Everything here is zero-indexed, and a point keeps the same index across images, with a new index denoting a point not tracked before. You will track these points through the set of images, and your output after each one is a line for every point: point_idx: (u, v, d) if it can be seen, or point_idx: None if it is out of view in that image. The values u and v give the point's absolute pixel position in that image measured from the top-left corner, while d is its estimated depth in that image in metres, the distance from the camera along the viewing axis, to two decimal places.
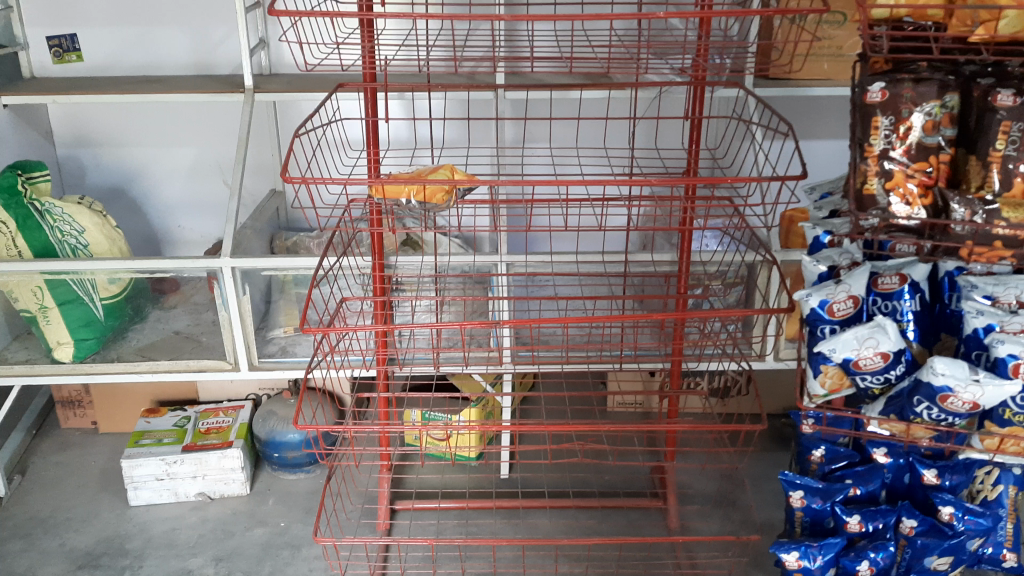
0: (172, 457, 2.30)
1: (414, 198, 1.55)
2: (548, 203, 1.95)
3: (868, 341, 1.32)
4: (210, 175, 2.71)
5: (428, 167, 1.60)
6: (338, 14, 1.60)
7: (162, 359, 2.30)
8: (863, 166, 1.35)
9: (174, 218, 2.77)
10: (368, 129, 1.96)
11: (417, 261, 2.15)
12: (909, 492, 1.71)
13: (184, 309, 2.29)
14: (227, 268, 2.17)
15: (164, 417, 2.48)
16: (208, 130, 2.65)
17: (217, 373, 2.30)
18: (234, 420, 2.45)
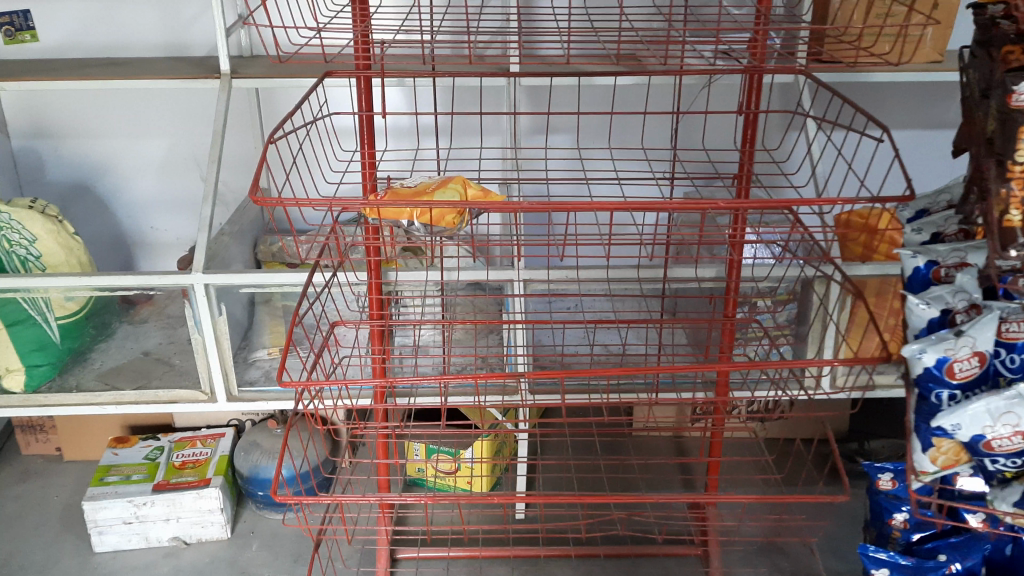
0: (140, 499, 2.02)
1: (418, 221, 1.23)
2: (576, 213, 1.64)
3: (1004, 416, 1.04)
4: (186, 171, 2.40)
5: (434, 182, 1.29)
6: None
7: (127, 388, 1.99)
8: (1002, 190, 1.06)
9: (145, 218, 2.46)
10: (362, 126, 1.64)
11: (420, 277, 1.86)
12: (1015, 567, 1.43)
13: (156, 326, 1.97)
14: (199, 285, 1.86)
15: (133, 449, 2.19)
16: (182, 119, 2.34)
17: (190, 405, 1.99)
18: (213, 452, 2.17)
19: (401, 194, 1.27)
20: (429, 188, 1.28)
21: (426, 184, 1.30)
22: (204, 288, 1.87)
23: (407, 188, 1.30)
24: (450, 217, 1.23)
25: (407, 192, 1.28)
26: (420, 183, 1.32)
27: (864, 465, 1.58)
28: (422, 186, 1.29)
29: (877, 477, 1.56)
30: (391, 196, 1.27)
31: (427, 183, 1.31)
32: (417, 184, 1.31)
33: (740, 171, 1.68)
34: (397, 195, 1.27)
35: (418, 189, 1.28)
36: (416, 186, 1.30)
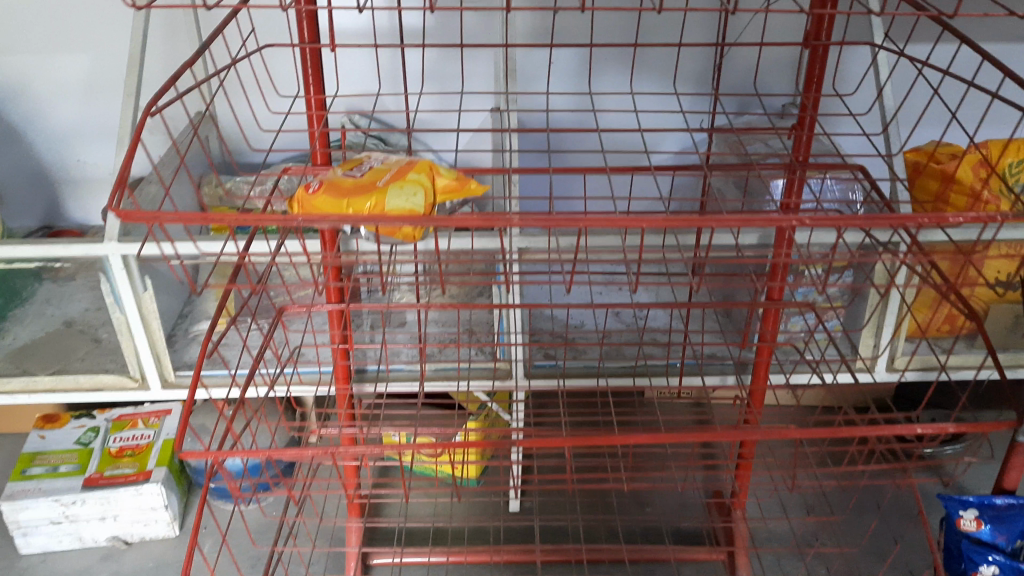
0: (68, 498, 1.72)
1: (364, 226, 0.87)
2: (586, 175, 1.26)
3: None
4: (114, 93, 1.99)
5: (391, 167, 0.92)
6: None
7: (42, 375, 1.65)
8: None
9: (70, 150, 2.06)
10: (307, 62, 1.24)
11: (390, 245, 1.49)
12: None
13: (84, 283, 1.57)
14: (115, 257, 1.49)
15: (63, 431, 1.87)
16: (102, 31, 1.90)
17: (118, 395, 1.65)
18: (156, 435, 1.86)
19: (342, 188, 0.90)
20: (380, 174, 0.91)
21: (377, 169, 0.93)
22: (123, 261, 1.50)
23: (353, 171, 0.93)
24: (408, 214, 0.86)
25: (351, 181, 0.91)
26: (373, 163, 0.95)
27: (942, 498, 1.27)
28: (370, 172, 0.92)
29: (958, 515, 1.25)
30: (328, 191, 0.90)
31: (378, 165, 0.94)
32: (365, 165, 0.94)
33: (802, 122, 1.29)
34: (335, 189, 0.90)
35: (364, 178, 0.91)
36: (367, 169, 0.93)
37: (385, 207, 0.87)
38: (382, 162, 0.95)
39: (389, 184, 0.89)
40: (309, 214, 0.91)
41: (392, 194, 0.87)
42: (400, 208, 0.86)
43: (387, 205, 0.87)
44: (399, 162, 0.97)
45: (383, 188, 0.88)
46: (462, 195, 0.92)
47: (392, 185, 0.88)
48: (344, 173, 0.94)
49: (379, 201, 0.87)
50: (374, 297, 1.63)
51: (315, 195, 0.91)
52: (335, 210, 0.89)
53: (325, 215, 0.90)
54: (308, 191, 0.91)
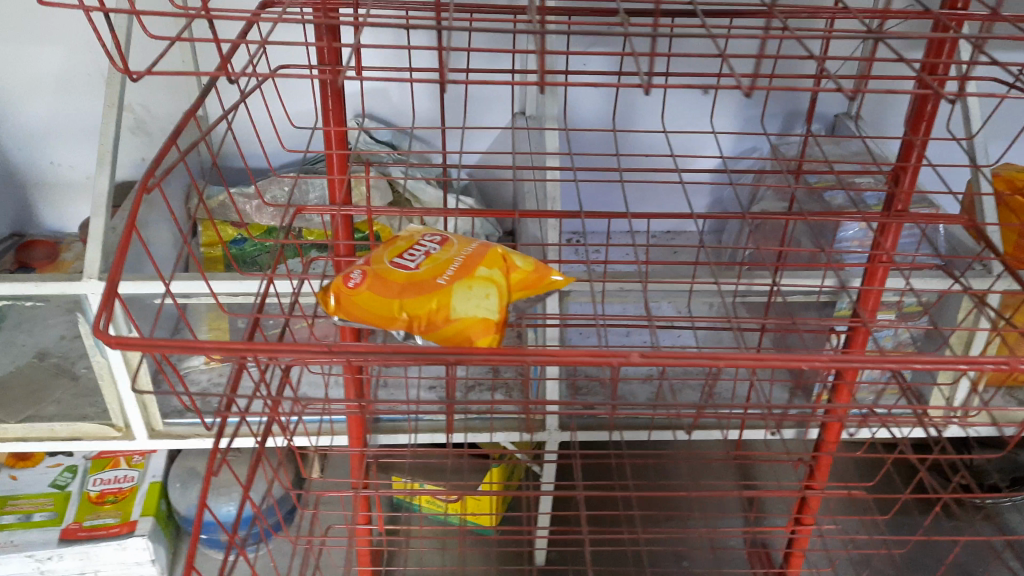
0: (44, 554, 1.53)
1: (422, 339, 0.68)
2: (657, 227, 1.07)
3: None
4: (92, 91, 1.77)
5: (451, 255, 0.73)
6: None
7: (11, 422, 1.45)
8: None
9: (41, 153, 1.84)
10: (329, 90, 1.03)
11: None
12: None
13: (63, 307, 1.33)
14: (97, 297, 1.30)
15: (35, 471, 1.68)
16: (78, 21, 1.68)
17: (99, 443, 1.48)
18: (140, 477, 1.68)
19: (391, 284, 0.71)
20: (440, 263, 0.72)
21: (435, 254, 0.74)
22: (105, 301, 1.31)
23: (403, 254, 0.74)
24: (478, 326, 0.68)
25: (403, 274, 0.72)
26: (426, 242, 0.76)
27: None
28: (427, 260, 0.73)
29: None
30: (374, 287, 0.72)
31: (435, 248, 0.75)
32: (418, 245, 0.75)
33: (902, 167, 1.12)
34: (385, 284, 0.71)
35: (418, 269, 0.72)
36: (422, 254, 0.74)
37: (448, 318, 0.68)
38: (438, 241, 0.76)
39: (454, 281, 0.70)
40: (348, 315, 0.73)
41: (458, 300, 0.69)
42: (469, 321, 0.68)
43: (452, 313, 0.68)
44: (459, 238, 0.78)
45: (446, 288, 0.69)
46: (538, 291, 0.74)
47: (457, 285, 0.70)
48: (393, 254, 0.75)
49: (443, 308, 0.68)
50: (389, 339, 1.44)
51: (356, 290, 0.72)
52: (383, 315, 0.71)
53: (369, 320, 0.72)
54: (348, 285, 0.73)
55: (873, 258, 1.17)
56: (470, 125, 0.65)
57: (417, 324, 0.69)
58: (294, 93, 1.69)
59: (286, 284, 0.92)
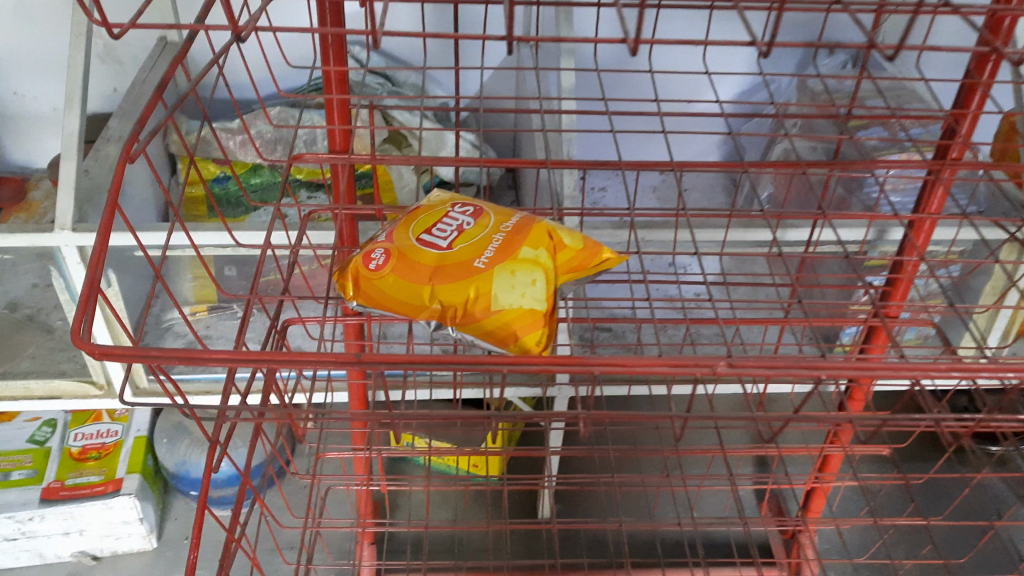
0: (25, 516, 1.45)
1: (458, 333, 0.59)
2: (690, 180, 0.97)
3: None
4: (54, 14, 1.60)
5: (487, 231, 0.63)
6: None
7: None
8: None
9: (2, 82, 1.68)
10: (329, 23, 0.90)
11: None
12: None
13: (32, 261, 1.22)
14: (70, 248, 1.18)
15: (12, 426, 1.59)
16: None
17: (80, 402, 1.38)
18: (124, 432, 1.59)
19: (422, 267, 0.61)
20: (478, 241, 0.62)
21: (470, 228, 0.63)
22: (79, 253, 1.19)
23: (433, 228, 0.64)
24: (526, 319, 0.58)
25: (435, 254, 0.62)
26: (457, 212, 0.66)
27: None
28: (461, 237, 0.63)
29: None
30: (400, 270, 0.62)
31: (469, 220, 0.64)
32: (449, 217, 0.65)
33: (961, 116, 1.02)
34: (414, 267, 0.61)
35: (453, 249, 0.62)
36: (455, 228, 0.64)
37: (492, 310, 0.58)
38: (471, 211, 0.66)
39: (496, 264, 0.60)
40: (371, 300, 0.63)
41: (502, 287, 0.59)
42: (516, 313, 0.58)
43: (496, 303, 0.59)
44: (494, 205, 0.67)
45: (488, 273, 0.60)
46: (589, 270, 0.64)
47: (499, 269, 0.60)
48: (420, 228, 0.64)
49: (485, 296, 0.59)
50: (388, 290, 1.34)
51: (379, 273, 0.62)
52: (414, 303, 0.61)
53: (397, 308, 0.62)
54: (371, 268, 0.63)
55: (922, 212, 1.09)
56: (518, 85, 0.54)
57: (453, 314, 0.60)
58: (280, 19, 1.53)
59: (292, 250, 0.82)
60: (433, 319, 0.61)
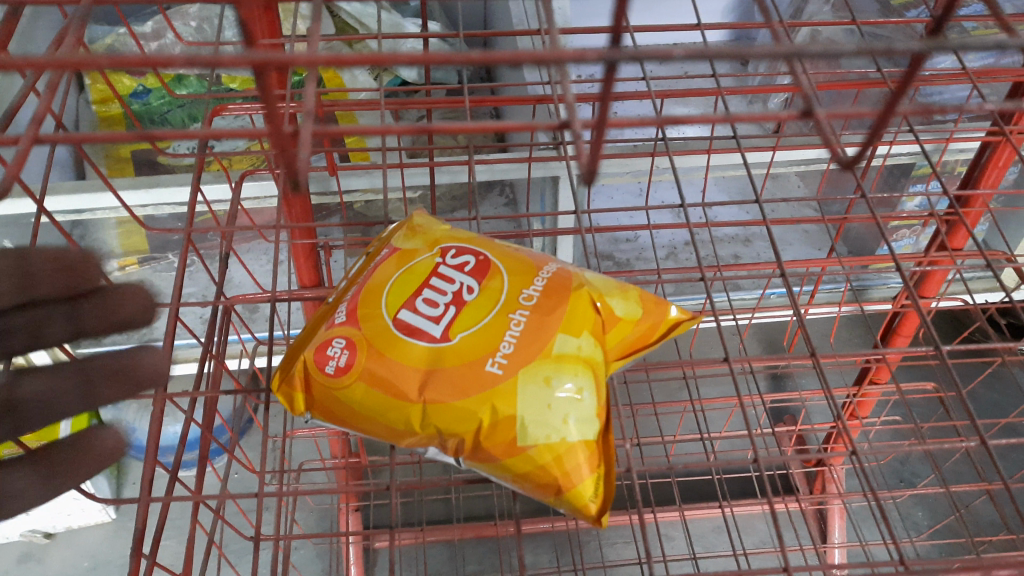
0: None
1: (472, 471, 0.39)
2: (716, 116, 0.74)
3: None
4: None
5: (502, 303, 0.43)
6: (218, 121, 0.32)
7: None
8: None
9: None
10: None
11: (374, 184, 0.95)
12: None
13: None
14: None
15: None
16: None
17: None
18: None
19: (403, 371, 0.40)
20: (489, 326, 0.42)
21: (473, 299, 0.43)
22: None
23: (416, 298, 0.43)
24: (570, 455, 0.39)
25: (424, 350, 0.41)
26: (448, 268, 0.45)
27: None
28: (461, 316, 0.42)
29: None
30: (371, 374, 0.41)
31: (471, 284, 0.44)
32: (438, 279, 0.44)
33: None
34: (391, 368, 0.41)
35: (450, 337, 0.41)
36: (448, 299, 0.43)
37: (520, 443, 0.39)
38: (470, 267, 0.45)
39: (520, 369, 0.40)
40: (328, 413, 0.42)
41: (534, 411, 0.39)
42: (557, 451, 0.39)
43: (526, 437, 0.39)
44: (500, 249, 0.47)
45: (509, 387, 0.39)
46: (639, 352, 0.45)
47: (527, 378, 0.40)
48: (398, 297, 0.44)
49: (507, 424, 0.39)
50: (341, 238, 1.11)
51: (340, 378, 0.41)
52: (395, 426, 0.40)
53: (368, 428, 0.41)
54: (328, 370, 0.42)
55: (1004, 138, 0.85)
56: (585, 183, 0.32)
57: (457, 444, 0.40)
58: None
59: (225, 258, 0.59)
60: (426, 447, 0.41)
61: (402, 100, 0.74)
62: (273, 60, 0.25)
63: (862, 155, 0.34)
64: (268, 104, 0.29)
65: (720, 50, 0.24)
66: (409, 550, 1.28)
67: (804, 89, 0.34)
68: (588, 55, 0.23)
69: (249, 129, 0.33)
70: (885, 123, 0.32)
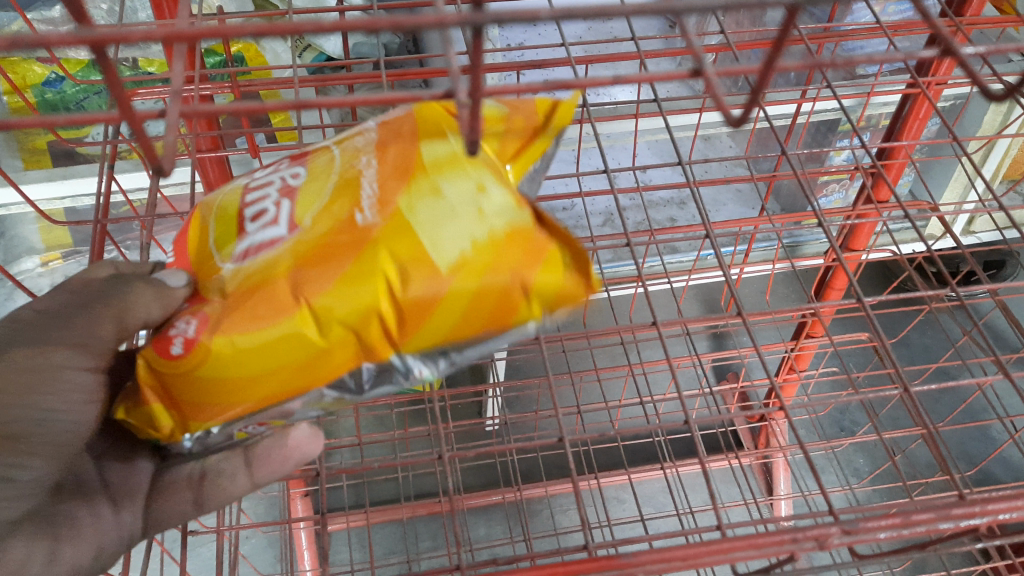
0: None
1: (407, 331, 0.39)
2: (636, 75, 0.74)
3: None
4: None
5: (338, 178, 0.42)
6: (46, 124, 0.31)
7: None
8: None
9: None
10: None
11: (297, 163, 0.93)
12: None
13: None
14: None
15: None
16: None
17: None
18: None
19: (272, 302, 0.39)
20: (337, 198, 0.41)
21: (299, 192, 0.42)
22: None
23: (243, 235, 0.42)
24: (506, 236, 0.39)
25: (289, 254, 0.40)
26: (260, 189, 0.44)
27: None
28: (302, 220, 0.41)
29: None
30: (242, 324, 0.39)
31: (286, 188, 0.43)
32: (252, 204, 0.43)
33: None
34: (261, 298, 0.39)
35: (300, 229, 0.41)
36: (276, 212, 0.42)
37: (440, 284, 0.38)
38: (279, 178, 0.44)
39: (395, 201, 0.40)
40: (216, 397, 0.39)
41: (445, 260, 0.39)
42: (490, 245, 0.39)
43: (449, 253, 0.38)
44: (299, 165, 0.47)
45: (396, 217, 0.39)
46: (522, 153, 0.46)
47: (413, 197, 0.40)
48: (226, 238, 0.43)
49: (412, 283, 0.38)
50: None
51: (196, 347, 0.39)
52: (307, 344, 0.39)
53: (280, 373, 0.39)
54: (175, 351, 0.39)
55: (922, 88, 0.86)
56: (470, 154, 0.32)
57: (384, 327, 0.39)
58: None
59: (145, 246, 0.57)
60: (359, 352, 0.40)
61: (321, 76, 0.72)
62: (107, 39, 0.24)
63: (749, 115, 0.32)
64: (113, 92, 0.28)
65: (588, 8, 0.23)
66: (362, 531, 1.27)
67: (695, 45, 0.34)
68: (450, 19, 0.23)
69: (109, 112, 0.32)
70: (769, 78, 0.31)
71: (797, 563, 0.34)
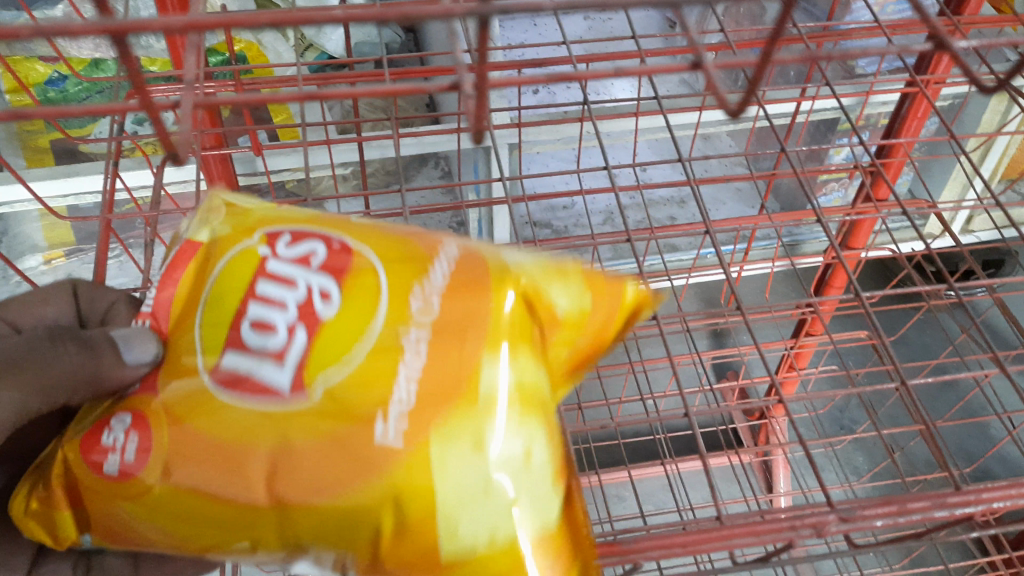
0: None
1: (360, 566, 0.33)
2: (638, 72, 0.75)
3: None
4: None
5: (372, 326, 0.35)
6: (64, 111, 0.32)
7: None
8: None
9: None
10: None
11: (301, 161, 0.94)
12: None
13: None
14: None
15: None
16: None
17: None
18: None
19: (258, 436, 0.33)
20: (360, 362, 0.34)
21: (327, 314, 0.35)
22: None
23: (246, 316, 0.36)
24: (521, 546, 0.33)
25: (275, 417, 0.33)
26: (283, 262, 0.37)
27: None
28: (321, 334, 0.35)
29: None
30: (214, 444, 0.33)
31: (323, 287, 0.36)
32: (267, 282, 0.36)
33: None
34: (217, 458, 0.33)
35: (304, 398, 0.33)
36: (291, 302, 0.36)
37: (424, 551, 0.32)
38: (316, 260, 0.37)
39: (425, 438, 0.33)
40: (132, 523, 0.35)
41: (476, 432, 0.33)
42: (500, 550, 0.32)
43: (450, 543, 0.32)
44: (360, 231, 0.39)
45: (415, 460, 0.32)
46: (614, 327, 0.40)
47: (441, 443, 0.33)
48: (219, 330, 0.36)
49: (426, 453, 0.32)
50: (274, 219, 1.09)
51: (132, 476, 0.34)
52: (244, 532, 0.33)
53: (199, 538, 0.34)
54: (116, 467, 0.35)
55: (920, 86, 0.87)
56: (474, 144, 0.32)
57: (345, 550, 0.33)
58: None
59: (151, 243, 0.57)
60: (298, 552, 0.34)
61: (325, 75, 0.72)
62: (128, 28, 0.25)
63: (745, 109, 0.33)
64: (134, 81, 0.29)
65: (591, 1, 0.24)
66: None
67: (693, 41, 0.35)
68: (457, 11, 0.24)
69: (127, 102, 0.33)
70: (764, 73, 0.31)
71: (795, 551, 0.35)
